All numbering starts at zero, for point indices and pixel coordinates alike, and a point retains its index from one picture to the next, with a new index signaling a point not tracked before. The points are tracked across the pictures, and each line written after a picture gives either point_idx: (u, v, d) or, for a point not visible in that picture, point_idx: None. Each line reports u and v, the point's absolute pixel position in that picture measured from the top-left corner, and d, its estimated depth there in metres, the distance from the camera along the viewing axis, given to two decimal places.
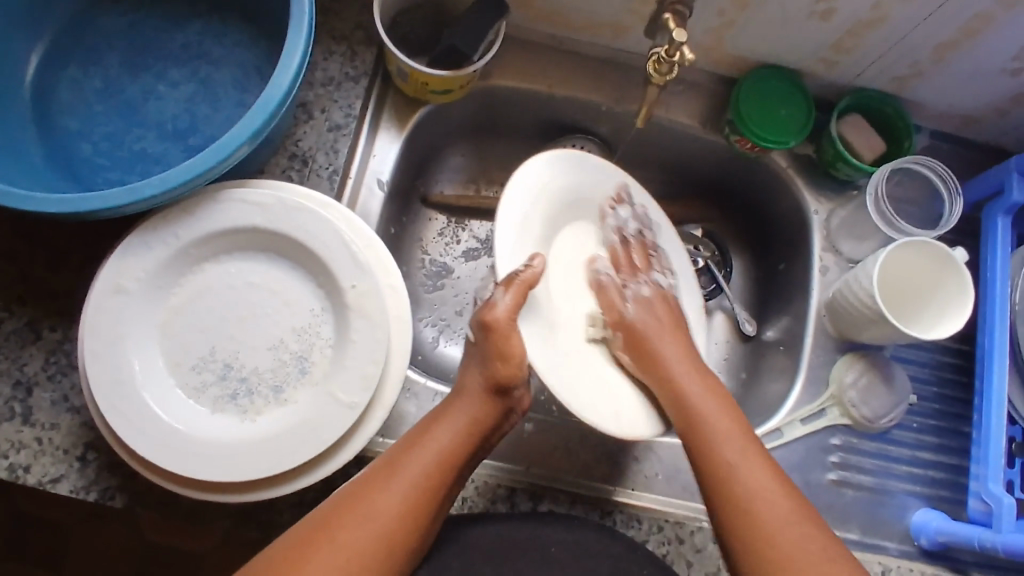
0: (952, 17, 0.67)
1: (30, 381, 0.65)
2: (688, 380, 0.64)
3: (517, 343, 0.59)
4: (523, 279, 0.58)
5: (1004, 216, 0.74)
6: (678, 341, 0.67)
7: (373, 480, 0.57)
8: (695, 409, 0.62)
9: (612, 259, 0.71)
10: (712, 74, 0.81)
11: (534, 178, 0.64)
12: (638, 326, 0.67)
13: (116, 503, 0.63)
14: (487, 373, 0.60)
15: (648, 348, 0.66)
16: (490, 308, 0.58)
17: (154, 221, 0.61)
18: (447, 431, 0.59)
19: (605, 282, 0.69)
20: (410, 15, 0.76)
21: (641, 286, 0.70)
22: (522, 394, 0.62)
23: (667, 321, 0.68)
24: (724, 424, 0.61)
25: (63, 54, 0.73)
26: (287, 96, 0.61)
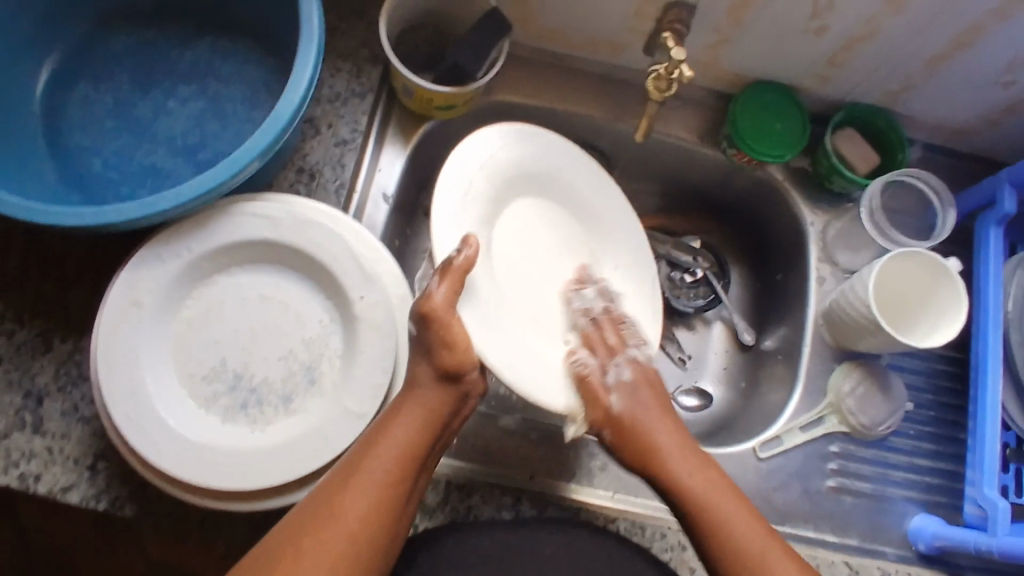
0: (941, 32, 0.70)
1: (42, 392, 0.66)
2: (689, 473, 0.62)
3: (458, 330, 0.59)
4: (457, 266, 0.57)
5: (997, 226, 0.76)
6: (665, 420, 0.65)
7: (332, 490, 0.56)
8: (704, 501, 0.61)
9: (586, 343, 0.66)
10: (709, 89, 0.83)
11: (475, 158, 0.63)
12: (627, 418, 0.64)
13: (125, 512, 0.64)
14: (434, 362, 0.60)
15: (639, 437, 0.64)
16: (427, 298, 0.58)
17: (166, 234, 0.63)
18: (404, 425, 0.59)
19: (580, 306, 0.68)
20: (414, 33, 0.78)
21: (620, 368, 0.65)
22: (476, 378, 0.62)
23: (650, 408, 0.65)
24: (734, 508, 0.61)
25: (76, 72, 0.75)
26: (296, 111, 0.62)
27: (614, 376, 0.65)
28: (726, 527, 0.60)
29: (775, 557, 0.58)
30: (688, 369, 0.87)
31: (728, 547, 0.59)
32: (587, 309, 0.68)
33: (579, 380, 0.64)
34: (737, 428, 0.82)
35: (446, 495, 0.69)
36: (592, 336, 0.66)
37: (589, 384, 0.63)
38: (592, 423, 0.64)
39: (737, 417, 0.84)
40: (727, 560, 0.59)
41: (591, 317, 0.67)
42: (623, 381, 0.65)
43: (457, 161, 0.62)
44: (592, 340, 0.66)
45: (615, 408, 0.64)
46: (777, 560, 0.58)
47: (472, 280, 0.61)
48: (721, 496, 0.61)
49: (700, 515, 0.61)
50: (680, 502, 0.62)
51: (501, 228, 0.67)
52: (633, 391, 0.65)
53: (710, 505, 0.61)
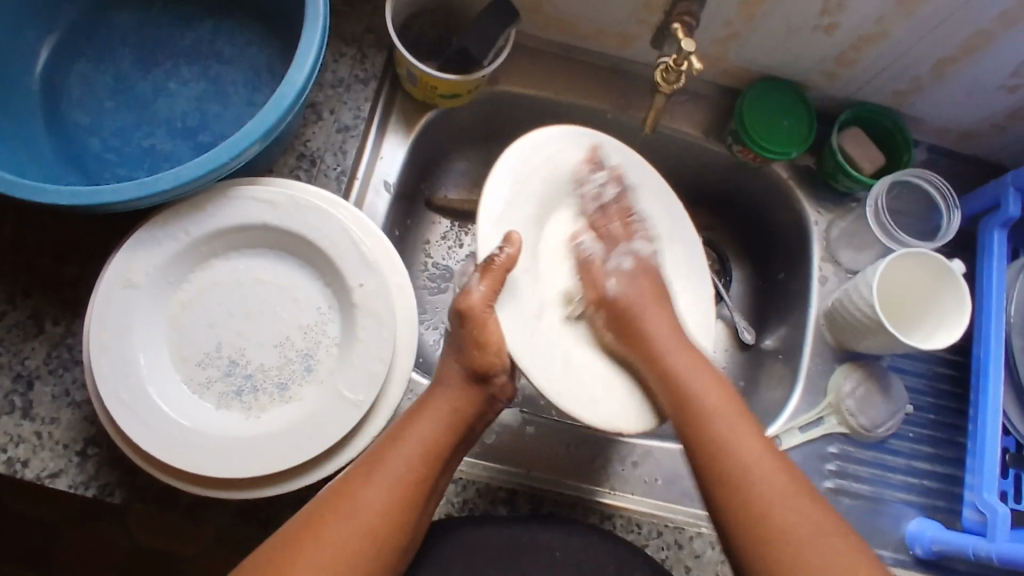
0: (952, 33, 0.69)
1: (31, 375, 0.64)
2: (679, 360, 0.62)
3: (493, 330, 0.61)
4: (498, 265, 0.59)
5: (1000, 230, 0.75)
6: (658, 309, 0.65)
7: (356, 476, 0.56)
8: (700, 404, 0.60)
9: (591, 229, 0.69)
10: (715, 85, 0.82)
11: (532, 155, 0.65)
12: (622, 302, 0.65)
13: (114, 499, 0.63)
14: (465, 361, 0.62)
15: (630, 321, 0.64)
16: (466, 295, 0.60)
17: (164, 216, 0.61)
18: (430, 423, 0.59)
19: (589, 259, 0.68)
20: (420, 20, 0.76)
21: (622, 258, 0.68)
22: (504, 381, 0.62)
23: (649, 299, 0.65)
24: (719, 405, 0.60)
25: (74, 50, 0.73)
26: (300, 95, 0.61)
27: (616, 264, 0.68)
28: (706, 419, 0.59)
29: (753, 459, 0.57)
30: None
31: (709, 442, 0.58)
32: (596, 194, 0.69)
33: (581, 262, 0.68)
34: None
35: None
36: (597, 220, 0.69)
37: (589, 267, 0.67)
38: (588, 303, 0.67)
39: None
40: (706, 453, 0.58)
41: (600, 205, 0.69)
42: (622, 270, 0.67)
43: (514, 156, 0.64)
44: (598, 225, 0.69)
45: (611, 291, 0.66)
46: (753, 456, 0.57)
47: (515, 280, 0.63)
48: (727, 417, 0.59)
49: (683, 404, 0.60)
50: (678, 403, 0.61)
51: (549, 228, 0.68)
52: (632, 278, 0.67)
53: (697, 400, 0.60)
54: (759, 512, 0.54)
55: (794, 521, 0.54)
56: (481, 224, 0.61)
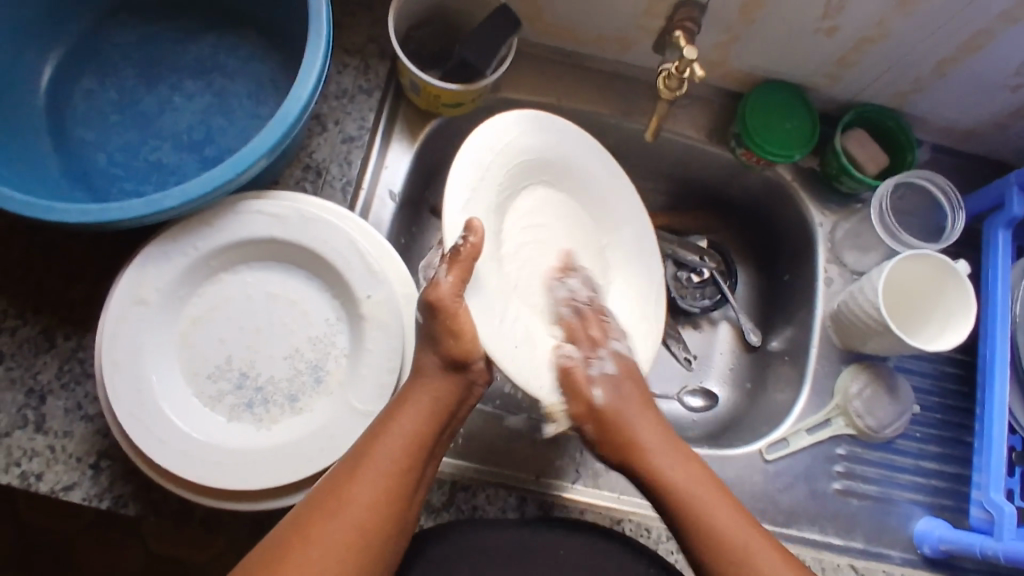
0: (955, 33, 0.69)
1: (44, 390, 0.65)
2: (675, 470, 0.61)
3: (465, 319, 0.58)
4: (465, 255, 0.56)
5: (1005, 228, 0.76)
6: (646, 412, 0.63)
7: (344, 473, 0.56)
8: (703, 515, 0.58)
9: (568, 335, 0.64)
10: (717, 89, 0.82)
11: (494, 139, 0.62)
12: (607, 412, 0.61)
13: (128, 511, 0.64)
14: (440, 351, 0.59)
15: (621, 430, 0.61)
16: (433, 287, 0.57)
17: (172, 231, 0.62)
18: (411, 414, 0.58)
19: (570, 367, 0.62)
20: (422, 29, 0.77)
21: (605, 361, 0.63)
22: (482, 371, 0.61)
23: (639, 401, 0.63)
24: (721, 509, 0.59)
25: (79, 66, 0.74)
26: (304, 108, 0.62)
27: (598, 368, 0.63)
28: (705, 523, 0.58)
29: (753, 544, 0.57)
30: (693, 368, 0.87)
31: (707, 536, 0.58)
32: (571, 296, 0.66)
33: (564, 372, 0.62)
34: (743, 429, 0.81)
35: (451, 497, 0.68)
36: (573, 326, 0.65)
37: (571, 374, 0.62)
38: (572, 416, 0.62)
39: (743, 417, 0.83)
40: (705, 548, 0.58)
41: (577, 308, 0.66)
42: (606, 374, 0.63)
43: (476, 139, 0.61)
44: (574, 331, 0.64)
45: (598, 400, 0.61)
46: (743, 534, 0.58)
47: (478, 270, 0.60)
48: (735, 521, 0.58)
49: (682, 512, 0.59)
50: (678, 515, 0.59)
51: (510, 211, 0.65)
52: (617, 381, 0.63)
53: (695, 505, 0.59)
54: None
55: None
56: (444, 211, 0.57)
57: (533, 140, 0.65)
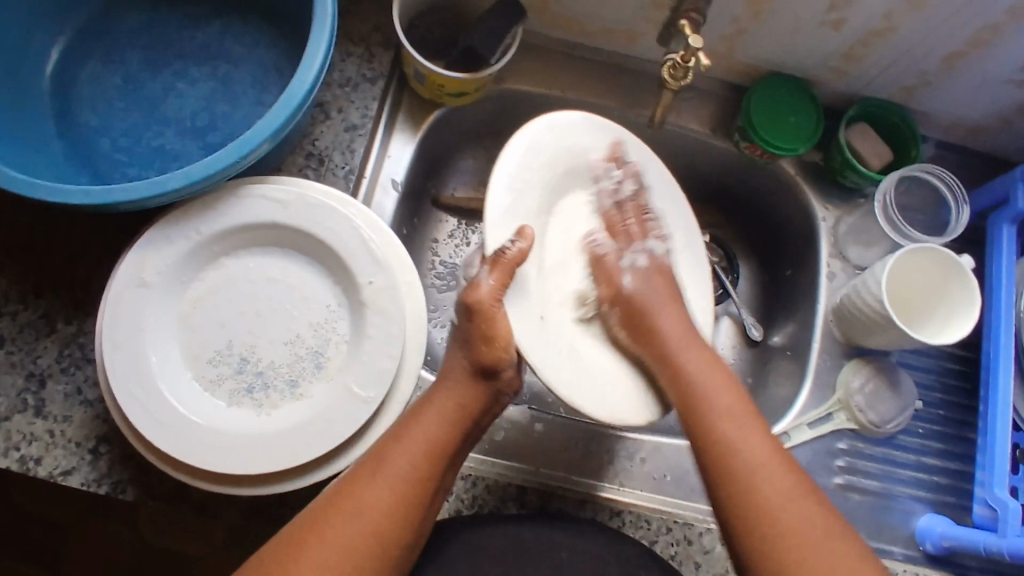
0: (961, 27, 0.69)
1: (44, 373, 0.65)
2: (692, 361, 0.61)
3: (501, 324, 0.60)
4: (507, 258, 0.59)
5: (1009, 224, 0.75)
6: (672, 306, 0.64)
7: (362, 474, 0.55)
8: (707, 407, 0.59)
9: (607, 227, 0.68)
10: (722, 82, 0.82)
11: (554, 139, 0.65)
12: (636, 300, 0.64)
13: (127, 496, 0.64)
14: (471, 356, 0.61)
15: (642, 317, 0.64)
16: (474, 288, 0.59)
17: (175, 215, 0.62)
18: (433, 420, 0.58)
19: (602, 255, 0.67)
20: (426, 18, 0.77)
21: (637, 255, 0.67)
22: (510, 377, 0.62)
23: (665, 296, 0.65)
24: (727, 405, 0.59)
25: (83, 51, 0.74)
26: (309, 93, 0.62)
27: (630, 261, 0.67)
28: (714, 425, 0.58)
29: (758, 459, 0.56)
30: None
31: (709, 435, 0.58)
32: (612, 190, 0.69)
33: (597, 258, 0.67)
34: None
35: (450, 485, 0.68)
36: (613, 216, 0.68)
37: (603, 264, 0.67)
38: (602, 300, 0.66)
39: None
40: (705, 449, 0.58)
41: (618, 201, 0.69)
42: (637, 267, 0.66)
43: (529, 137, 0.63)
44: (614, 222, 0.68)
45: (625, 287, 0.65)
46: (750, 443, 0.57)
47: (524, 272, 0.62)
48: (737, 420, 0.58)
49: (690, 400, 0.60)
50: (682, 401, 0.60)
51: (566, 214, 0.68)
52: (647, 275, 0.66)
53: (709, 403, 0.59)
54: (758, 507, 0.54)
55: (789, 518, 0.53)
56: (490, 213, 0.60)
57: (581, 142, 0.66)
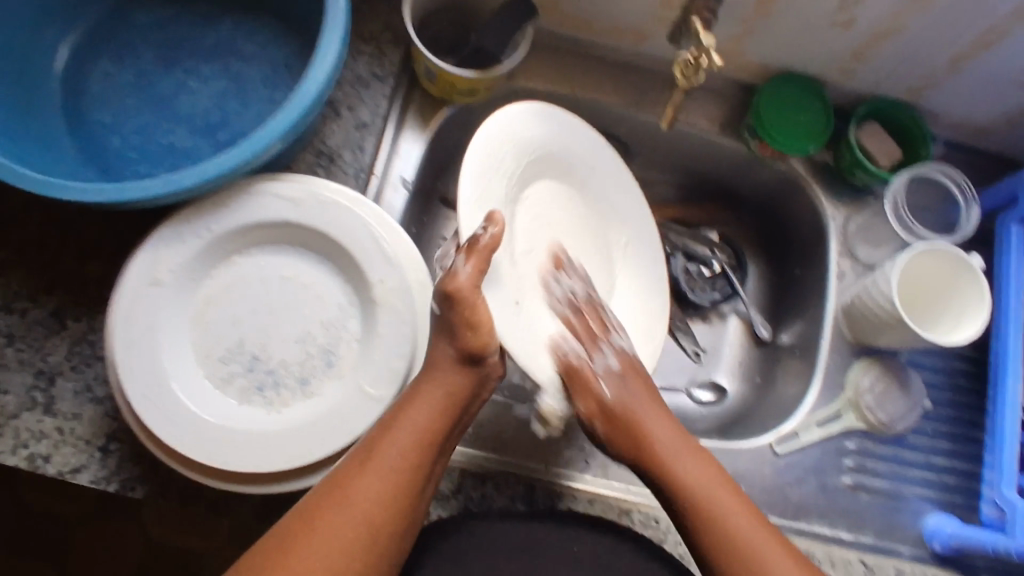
0: (972, 27, 0.69)
1: (54, 371, 0.65)
2: (689, 467, 0.61)
3: (483, 312, 0.56)
4: (483, 246, 0.54)
5: (1018, 224, 0.76)
6: (659, 413, 0.64)
7: (352, 466, 0.55)
8: (706, 501, 0.59)
9: (572, 332, 0.63)
10: (732, 81, 0.82)
11: (513, 126, 0.62)
12: (620, 409, 0.62)
13: (135, 494, 0.64)
14: (457, 344, 0.58)
15: (633, 428, 0.62)
16: (451, 277, 0.55)
17: (187, 213, 0.62)
18: (422, 409, 0.58)
19: (574, 363, 0.62)
20: (436, 16, 0.76)
21: (608, 357, 0.64)
22: (498, 364, 0.60)
23: (646, 396, 0.64)
24: (727, 501, 0.59)
25: (93, 47, 0.74)
26: (321, 92, 0.61)
27: (603, 365, 0.63)
28: (712, 518, 0.59)
29: (759, 540, 0.58)
30: (703, 362, 0.87)
31: (716, 536, 0.58)
32: (568, 296, 0.64)
33: (567, 365, 0.61)
34: (753, 423, 0.81)
35: (462, 484, 0.68)
36: (578, 326, 0.63)
37: (580, 374, 0.62)
38: (582, 415, 0.62)
39: (753, 411, 0.83)
40: (711, 547, 0.58)
41: (573, 304, 0.64)
42: (611, 370, 0.63)
43: (491, 129, 0.60)
44: (575, 327, 0.63)
45: (607, 397, 0.62)
46: (754, 533, 0.58)
47: (497, 260, 0.59)
48: (746, 518, 0.59)
49: (691, 504, 0.60)
50: (682, 505, 0.60)
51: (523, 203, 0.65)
52: (622, 379, 0.63)
53: (705, 499, 0.59)
54: None
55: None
56: (461, 198, 0.56)
57: (539, 132, 0.64)
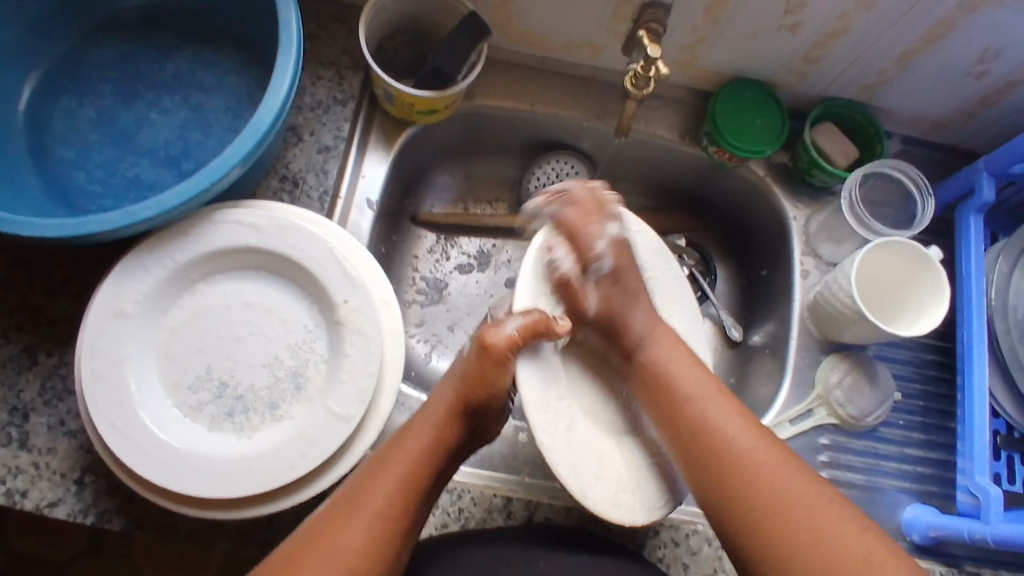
0: (914, 25, 0.70)
1: (27, 407, 0.65)
2: (670, 356, 0.65)
3: (504, 376, 0.60)
4: (532, 321, 0.60)
5: (976, 215, 0.77)
6: (640, 302, 0.67)
7: (339, 513, 0.55)
8: (677, 396, 0.62)
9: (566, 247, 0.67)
10: (687, 89, 0.84)
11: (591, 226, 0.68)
12: (604, 314, 0.67)
13: (113, 525, 0.64)
14: (461, 399, 0.61)
15: (613, 327, 0.67)
16: (495, 331, 0.60)
17: (150, 244, 0.63)
18: (409, 457, 0.58)
19: (558, 274, 0.66)
20: (393, 40, 0.78)
21: (603, 256, 0.68)
22: (490, 423, 0.64)
23: (634, 295, 0.67)
24: (717, 400, 0.61)
25: (55, 86, 0.75)
26: (277, 119, 0.63)
27: (595, 270, 0.68)
28: (711, 433, 0.60)
29: (742, 434, 0.59)
30: None
31: (714, 446, 0.59)
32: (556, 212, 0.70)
33: (561, 287, 0.66)
34: None
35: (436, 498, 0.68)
36: (584, 207, 0.69)
37: (569, 288, 0.66)
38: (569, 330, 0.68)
39: None
40: (689, 443, 0.60)
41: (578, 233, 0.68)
42: (602, 275, 0.67)
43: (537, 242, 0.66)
44: (573, 236, 0.68)
45: (591, 309, 0.67)
46: (749, 441, 0.59)
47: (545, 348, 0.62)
48: (739, 423, 0.60)
49: (669, 398, 0.63)
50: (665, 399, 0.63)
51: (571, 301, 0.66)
52: (610, 283, 0.67)
53: (687, 399, 0.62)
54: (789, 525, 0.55)
55: (807, 505, 0.55)
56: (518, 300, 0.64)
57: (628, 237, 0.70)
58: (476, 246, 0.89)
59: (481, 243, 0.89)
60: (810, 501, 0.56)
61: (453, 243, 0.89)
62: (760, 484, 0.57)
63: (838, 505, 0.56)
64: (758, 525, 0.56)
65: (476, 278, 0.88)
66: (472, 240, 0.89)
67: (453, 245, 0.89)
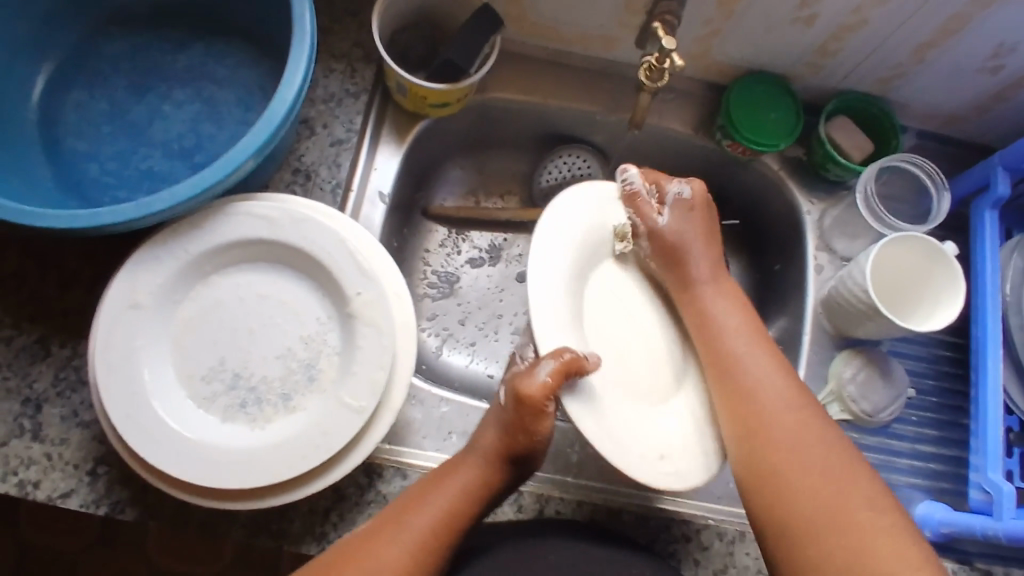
0: (931, 18, 0.69)
1: (40, 398, 0.66)
2: (725, 317, 0.65)
3: (544, 423, 0.59)
4: (569, 362, 0.56)
5: (991, 210, 0.76)
6: (707, 242, 0.68)
7: (375, 536, 0.56)
8: (729, 358, 0.63)
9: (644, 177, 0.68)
10: (700, 82, 0.83)
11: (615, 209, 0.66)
12: (671, 240, 0.67)
13: (126, 516, 0.64)
14: (504, 443, 0.60)
15: (678, 255, 0.67)
16: (529, 378, 0.57)
17: (164, 235, 0.63)
18: (451, 490, 0.58)
19: (636, 194, 0.67)
20: (406, 33, 0.78)
21: (680, 191, 0.69)
22: (531, 467, 0.61)
23: (701, 233, 0.68)
24: (767, 379, 0.62)
25: (69, 79, 0.75)
26: (290, 110, 0.62)
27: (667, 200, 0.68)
28: (755, 411, 0.60)
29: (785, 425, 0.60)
30: None
31: (760, 425, 0.60)
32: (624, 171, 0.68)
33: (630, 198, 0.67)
34: None
35: None
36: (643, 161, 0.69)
37: (638, 201, 0.67)
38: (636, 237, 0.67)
39: None
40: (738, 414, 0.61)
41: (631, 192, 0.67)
42: (681, 201, 0.68)
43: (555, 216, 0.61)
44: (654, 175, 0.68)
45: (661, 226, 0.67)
46: (790, 423, 0.60)
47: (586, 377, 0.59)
48: (787, 398, 0.61)
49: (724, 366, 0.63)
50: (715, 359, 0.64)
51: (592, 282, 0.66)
52: (682, 218, 0.68)
53: (739, 368, 0.63)
54: (828, 514, 0.55)
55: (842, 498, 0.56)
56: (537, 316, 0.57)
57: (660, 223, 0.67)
58: (488, 240, 0.89)
59: (493, 236, 0.89)
60: (849, 496, 0.56)
61: (465, 237, 0.89)
62: (801, 504, 0.56)
63: (879, 504, 0.55)
64: (797, 516, 0.56)
65: (487, 272, 0.88)
66: (484, 233, 0.89)
67: (464, 238, 0.89)
